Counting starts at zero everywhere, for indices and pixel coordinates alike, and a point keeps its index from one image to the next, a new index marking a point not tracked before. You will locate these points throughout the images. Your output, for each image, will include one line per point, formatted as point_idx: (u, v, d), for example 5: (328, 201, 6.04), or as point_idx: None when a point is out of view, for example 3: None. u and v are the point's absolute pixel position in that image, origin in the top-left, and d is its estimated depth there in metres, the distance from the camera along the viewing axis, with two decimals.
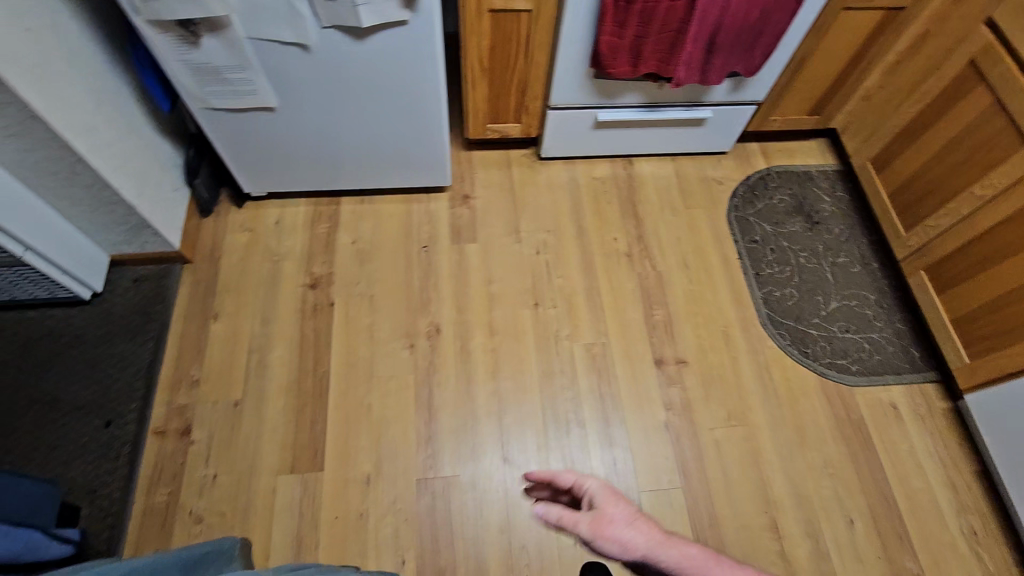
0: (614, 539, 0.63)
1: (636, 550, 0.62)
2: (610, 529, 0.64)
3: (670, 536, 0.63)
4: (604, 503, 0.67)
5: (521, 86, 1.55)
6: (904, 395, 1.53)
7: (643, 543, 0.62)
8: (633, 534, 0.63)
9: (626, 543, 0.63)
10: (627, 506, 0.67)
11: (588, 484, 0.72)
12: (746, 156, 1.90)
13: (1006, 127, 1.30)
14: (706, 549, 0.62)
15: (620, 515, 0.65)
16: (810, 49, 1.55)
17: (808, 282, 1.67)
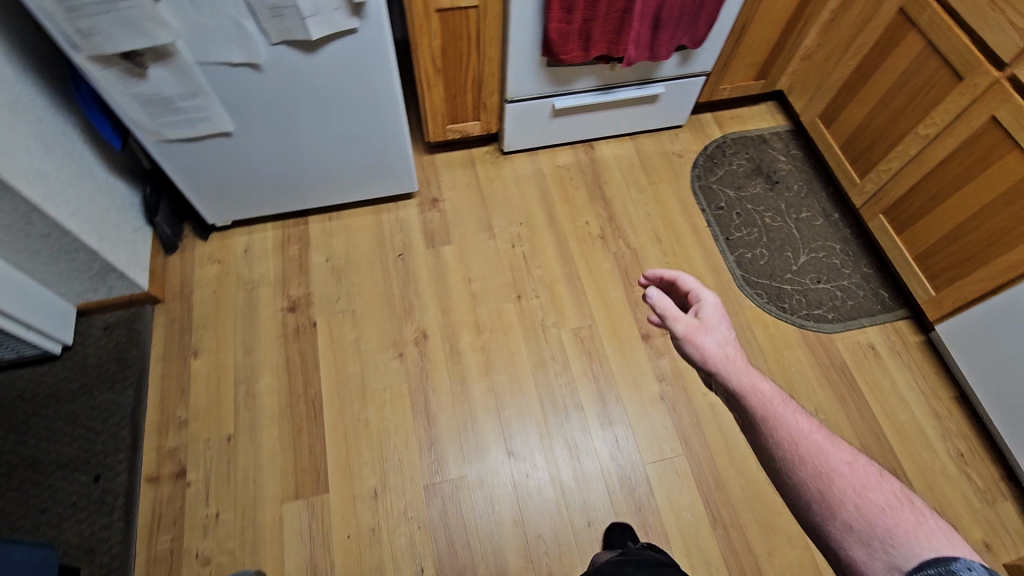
0: (702, 346, 0.82)
1: (712, 361, 0.80)
2: (704, 338, 0.82)
3: (752, 368, 0.79)
4: (710, 321, 0.84)
5: (476, 83, 1.54)
6: (880, 335, 1.59)
7: (729, 364, 0.80)
8: (722, 351, 0.81)
9: (709, 354, 0.81)
10: (727, 332, 0.83)
11: (702, 296, 0.88)
12: (701, 127, 1.95)
13: (941, 67, 1.35)
14: (779, 394, 0.77)
15: (717, 335, 0.82)
16: (750, 15, 1.59)
17: (776, 240, 1.72)
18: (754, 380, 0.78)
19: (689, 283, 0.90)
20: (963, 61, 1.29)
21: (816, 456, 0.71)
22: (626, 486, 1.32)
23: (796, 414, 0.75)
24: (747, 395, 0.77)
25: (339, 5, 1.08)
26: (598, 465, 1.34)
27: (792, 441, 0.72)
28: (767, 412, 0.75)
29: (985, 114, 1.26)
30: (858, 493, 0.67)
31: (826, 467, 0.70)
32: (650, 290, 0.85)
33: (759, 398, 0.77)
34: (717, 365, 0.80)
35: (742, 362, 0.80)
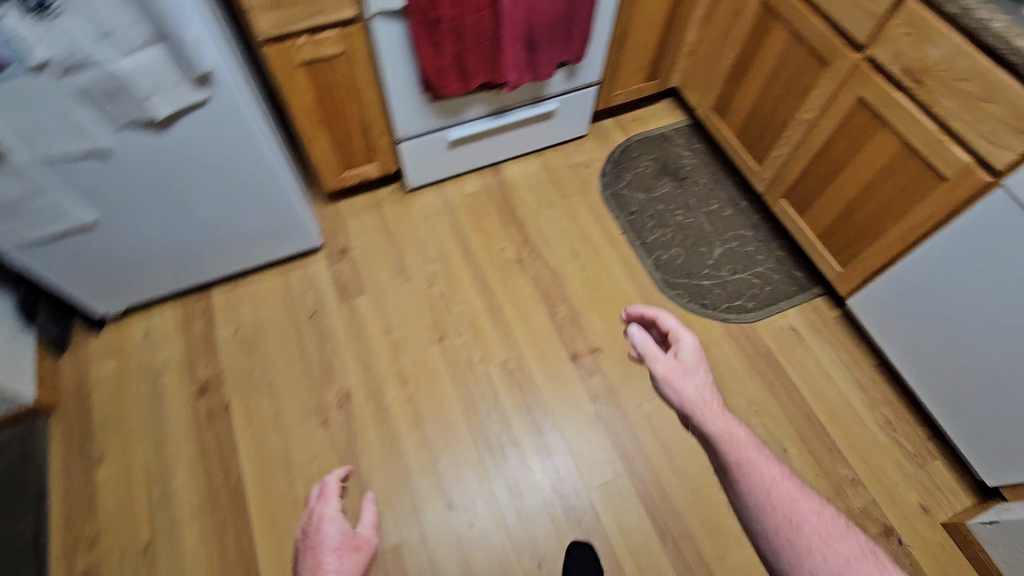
0: (679, 387, 0.88)
1: (687, 403, 0.87)
2: (683, 380, 0.88)
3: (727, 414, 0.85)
4: (688, 364, 0.90)
5: (362, 128, 1.49)
6: (800, 316, 1.63)
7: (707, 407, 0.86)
8: (698, 394, 0.87)
9: (686, 395, 0.87)
10: (704, 374, 0.89)
11: (681, 337, 0.94)
12: (604, 134, 1.95)
13: (808, 54, 1.38)
14: (752, 440, 0.84)
15: (693, 378, 0.88)
16: (626, 22, 1.59)
17: (691, 237, 1.74)
18: (729, 424, 0.84)
19: (670, 324, 0.97)
20: (826, 47, 1.32)
21: (785, 504, 0.78)
22: (572, 518, 1.30)
23: (769, 463, 0.82)
24: (721, 439, 0.84)
25: (180, 79, 1.02)
26: (541, 501, 1.32)
27: (764, 487, 0.79)
28: (741, 458, 0.82)
29: (854, 94, 1.29)
30: (821, 538, 0.74)
31: (794, 515, 0.77)
32: (631, 329, 0.92)
33: (732, 444, 0.83)
34: (693, 408, 0.86)
35: (717, 405, 0.86)
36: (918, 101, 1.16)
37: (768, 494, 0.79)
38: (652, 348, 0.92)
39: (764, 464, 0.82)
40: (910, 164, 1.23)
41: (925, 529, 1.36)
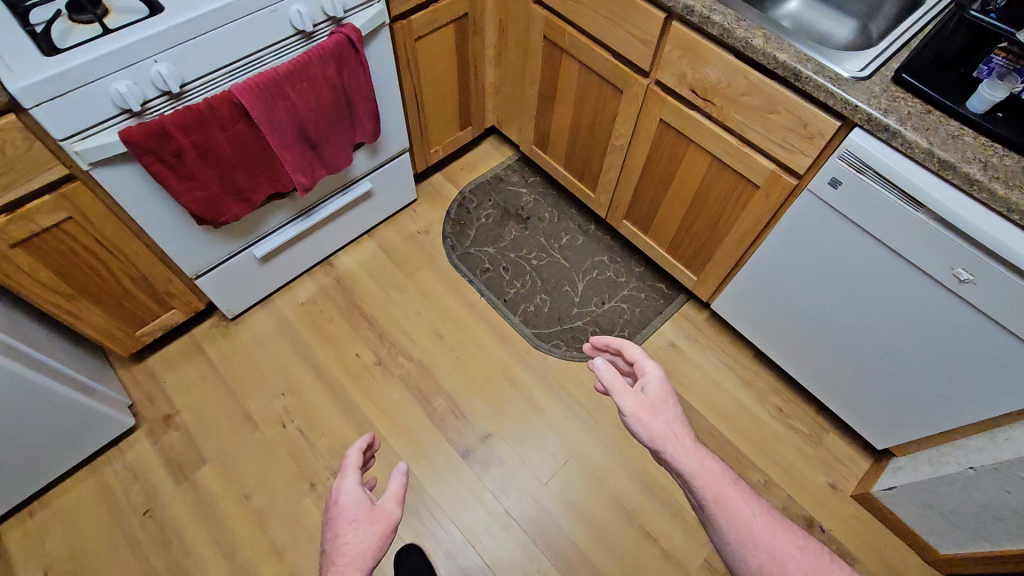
0: (648, 424, 0.81)
1: (658, 440, 0.79)
2: (653, 416, 0.81)
3: (703, 452, 0.80)
4: (656, 398, 0.83)
5: (139, 281, 1.22)
6: (674, 330, 1.61)
7: (678, 440, 0.80)
8: (668, 430, 0.80)
9: (657, 434, 0.80)
10: (674, 408, 0.83)
11: (646, 369, 0.87)
12: (435, 192, 1.81)
13: (602, 84, 1.33)
14: (728, 475, 0.80)
15: (663, 414, 0.81)
16: (417, 84, 1.45)
17: (551, 279, 1.67)
18: (702, 459, 0.79)
19: (634, 353, 0.90)
20: (616, 76, 1.27)
21: (766, 539, 0.75)
22: None
23: (746, 500, 0.78)
24: (696, 477, 0.79)
25: None
26: None
27: (740, 518, 0.76)
28: (717, 494, 0.78)
29: (655, 117, 1.26)
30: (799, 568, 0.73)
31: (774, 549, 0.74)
32: (598, 361, 0.83)
33: (708, 478, 0.78)
34: (665, 445, 0.79)
35: (688, 440, 0.80)
36: (713, 118, 1.14)
37: (751, 529, 0.75)
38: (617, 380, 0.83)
39: (741, 494, 0.79)
40: (726, 176, 1.22)
41: (840, 507, 1.39)
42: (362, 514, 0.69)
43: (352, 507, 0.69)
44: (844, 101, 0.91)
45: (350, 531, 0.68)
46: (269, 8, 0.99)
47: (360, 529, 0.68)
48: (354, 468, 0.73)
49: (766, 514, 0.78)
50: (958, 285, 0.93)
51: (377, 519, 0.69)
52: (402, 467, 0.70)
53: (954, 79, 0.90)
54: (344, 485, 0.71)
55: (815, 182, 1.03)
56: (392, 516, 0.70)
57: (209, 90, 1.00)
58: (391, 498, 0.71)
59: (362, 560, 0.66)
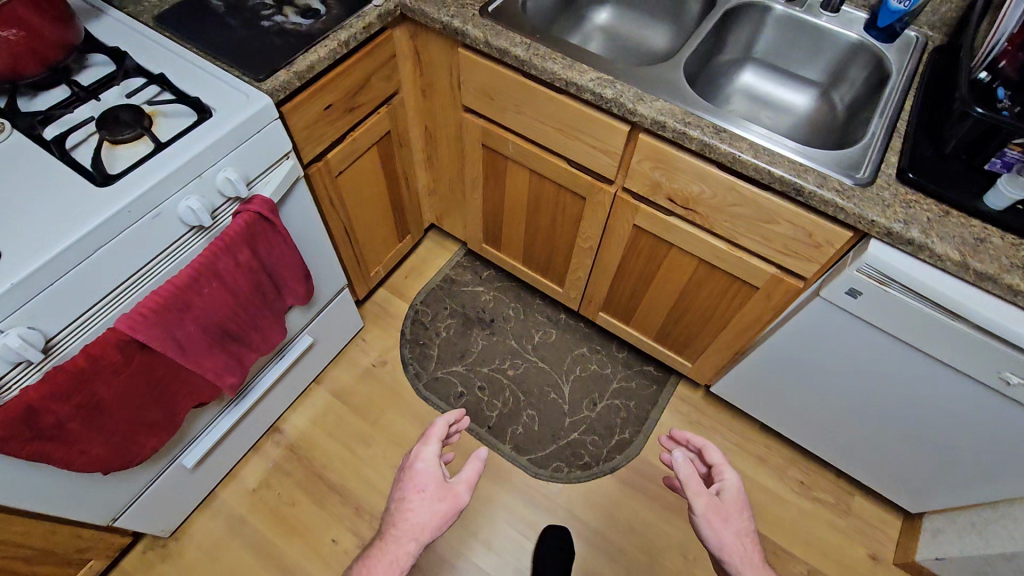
0: (718, 530, 0.74)
1: (727, 552, 0.73)
2: (725, 522, 0.75)
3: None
4: (731, 504, 0.78)
5: (35, 556, 0.94)
6: (675, 416, 1.49)
7: (747, 553, 0.72)
8: (742, 544, 0.73)
9: (726, 543, 0.73)
10: (746, 521, 0.76)
11: (727, 477, 0.82)
12: (382, 311, 1.60)
13: (559, 189, 1.18)
14: None
15: (736, 525, 0.75)
16: (345, 217, 1.24)
17: (533, 389, 1.51)
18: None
19: (715, 457, 0.87)
20: (575, 183, 1.13)
21: None
22: None
23: None
24: None
25: None
26: None
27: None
28: None
29: (626, 222, 1.13)
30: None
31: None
32: (678, 455, 0.79)
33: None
34: (730, 555, 0.73)
35: (759, 561, 0.73)
36: (697, 224, 1.02)
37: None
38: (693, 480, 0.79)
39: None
40: (716, 276, 1.10)
41: None
42: (431, 485, 0.76)
43: (426, 474, 0.77)
44: (856, 215, 0.81)
45: (415, 498, 0.75)
46: (147, 217, 0.76)
47: (426, 502, 0.75)
48: (437, 440, 0.81)
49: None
50: (1005, 386, 0.85)
51: (447, 497, 0.75)
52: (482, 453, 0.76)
53: (961, 174, 0.82)
54: (424, 453, 0.80)
55: (829, 290, 0.92)
56: (462, 499, 0.76)
57: (85, 334, 0.76)
58: (464, 480, 0.76)
59: (421, 532, 0.72)
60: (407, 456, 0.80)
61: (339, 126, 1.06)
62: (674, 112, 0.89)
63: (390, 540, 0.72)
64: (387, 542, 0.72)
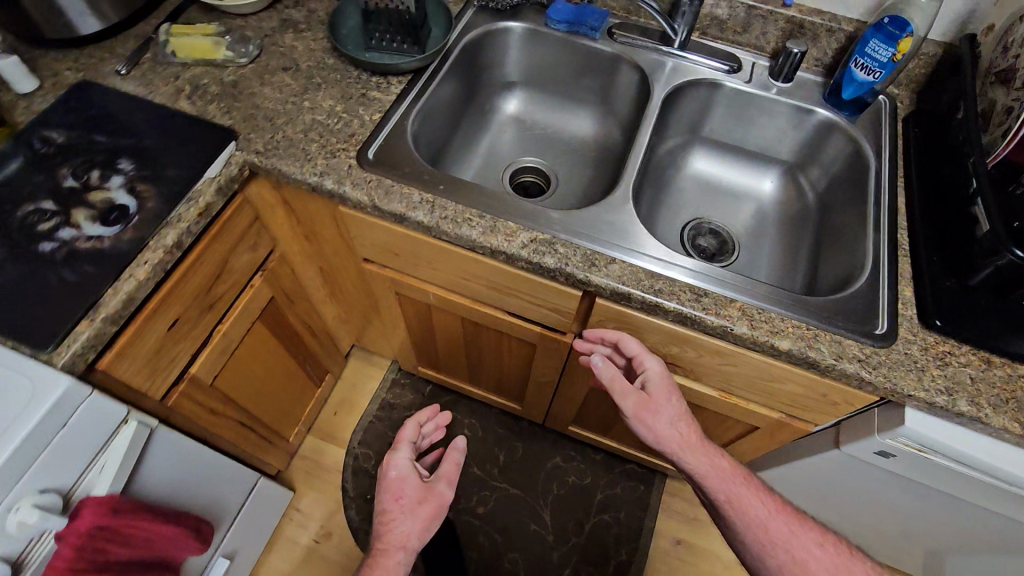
0: (652, 425, 0.75)
1: (665, 437, 0.75)
2: (654, 412, 0.75)
3: (708, 444, 0.76)
4: (657, 393, 0.75)
5: None
6: (670, 517, 1.33)
7: (681, 440, 0.75)
8: (676, 430, 0.74)
9: (662, 436, 0.75)
10: (678, 402, 0.76)
11: (650, 363, 0.77)
12: (315, 466, 1.34)
13: (501, 335, 0.96)
14: (735, 469, 0.77)
15: (668, 414, 0.75)
16: (238, 413, 0.97)
17: (510, 522, 1.31)
18: (705, 457, 0.75)
19: (631, 349, 0.76)
20: (521, 333, 0.91)
21: (788, 540, 0.72)
22: None
23: (759, 501, 0.74)
24: (706, 471, 0.75)
25: None
26: None
27: (751, 506, 0.74)
28: (730, 494, 0.74)
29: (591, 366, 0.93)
30: (803, 552, 0.71)
31: (780, 543, 0.72)
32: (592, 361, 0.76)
33: (715, 474, 0.75)
34: (668, 445, 0.75)
35: (697, 440, 0.75)
36: (680, 375, 0.83)
37: (767, 522, 0.73)
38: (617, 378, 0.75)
39: (752, 492, 0.75)
40: (706, 413, 0.92)
41: None
42: (409, 487, 0.77)
43: (404, 480, 0.77)
44: (887, 389, 0.64)
45: (398, 503, 0.75)
46: None
47: (408, 510, 0.75)
48: (408, 444, 0.80)
49: (769, 499, 0.76)
50: None
51: (427, 500, 0.76)
52: (459, 446, 0.80)
53: (996, 316, 0.67)
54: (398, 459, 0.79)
55: (853, 447, 0.76)
56: (447, 498, 0.77)
57: None
58: (443, 476, 0.79)
59: (412, 539, 0.73)
60: (381, 465, 0.78)
61: (197, 335, 0.78)
62: (639, 278, 0.69)
63: (383, 548, 0.72)
64: (375, 561, 0.71)
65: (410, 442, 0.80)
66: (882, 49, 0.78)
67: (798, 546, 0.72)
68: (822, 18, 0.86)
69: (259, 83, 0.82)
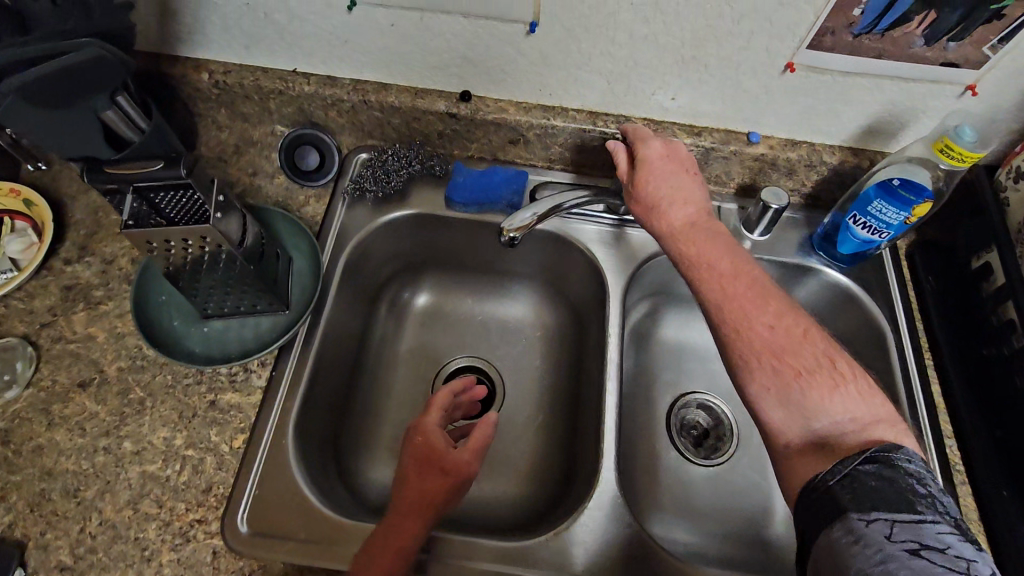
0: (640, 207, 0.58)
1: (654, 221, 0.57)
2: (643, 197, 0.58)
3: (700, 227, 0.55)
4: (652, 167, 0.58)
5: None
6: None
7: (670, 224, 0.56)
8: (662, 214, 0.56)
9: (650, 215, 0.57)
10: (681, 172, 0.58)
11: (656, 140, 0.59)
12: None
13: None
14: (743, 268, 0.53)
15: (659, 175, 0.57)
16: None
17: None
18: (696, 248, 0.54)
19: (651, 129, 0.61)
20: None
21: (800, 374, 0.48)
22: None
23: (760, 309, 0.51)
24: (685, 261, 0.55)
25: None
26: None
27: (732, 304, 0.51)
28: (707, 280, 0.53)
29: None
30: (787, 361, 0.48)
31: (756, 343, 0.49)
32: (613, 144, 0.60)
33: (695, 268, 0.54)
34: (657, 226, 0.57)
35: (691, 218, 0.56)
36: None
37: (750, 337, 0.49)
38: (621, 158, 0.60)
39: (740, 294, 0.51)
40: None
41: None
42: (432, 457, 0.53)
43: (428, 442, 0.53)
44: None
45: (417, 474, 0.51)
46: None
47: (420, 474, 0.51)
48: (440, 409, 0.58)
49: (764, 296, 0.51)
50: None
51: (450, 470, 0.52)
52: (490, 416, 0.55)
53: None
54: (426, 423, 0.56)
55: None
56: (468, 473, 0.53)
57: None
58: (472, 445, 0.54)
59: (432, 503, 0.50)
60: (409, 429, 0.56)
61: None
62: None
63: (393, 518, 0.50)
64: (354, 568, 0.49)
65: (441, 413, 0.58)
66: (891, 212, 0.59)
67: (780, 349, 0.49)
68: (798, 153, 0.66)
69: (45, 424, 0.54)
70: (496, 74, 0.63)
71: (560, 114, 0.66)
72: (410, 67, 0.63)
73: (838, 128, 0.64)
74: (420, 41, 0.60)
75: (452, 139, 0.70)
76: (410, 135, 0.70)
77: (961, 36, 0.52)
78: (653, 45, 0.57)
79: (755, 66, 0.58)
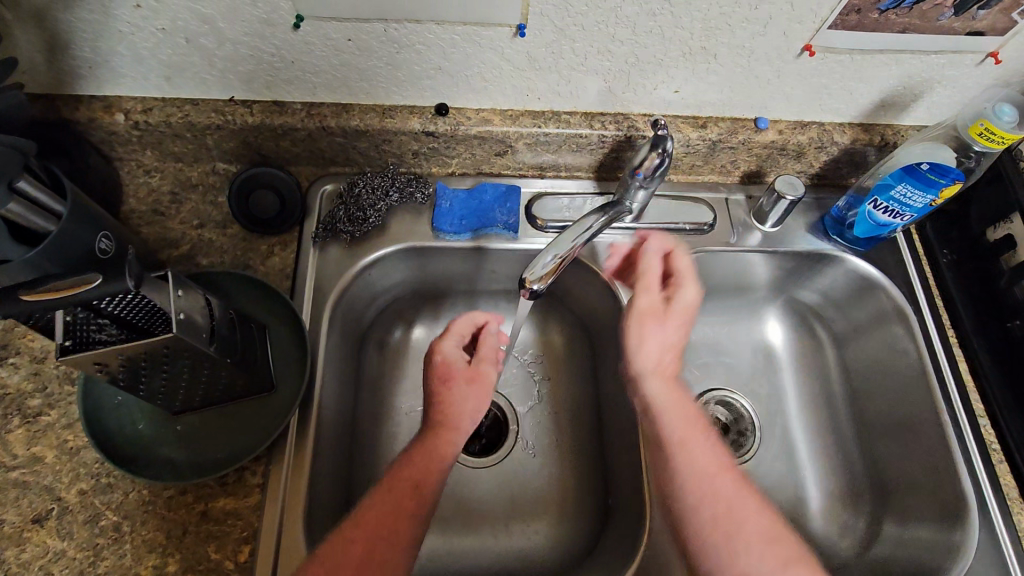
0: (645, 334, 0.55)
1: (638, 361, 0.54)
2: (660, 330, 0.55)
3: (683, 403, 0.53)
4: (676, 313, 0.55)
5: None
6: None
7: (650, 355, 0.54)
8: (654, 354, 0.54)
9: (647, 349, 0.54)
10: (686, 334, 0.56)
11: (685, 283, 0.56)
12: None
13: None
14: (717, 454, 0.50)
15: (669, 330, 0.55)
16: None
17: None
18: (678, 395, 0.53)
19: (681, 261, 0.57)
20: None
21: (757, 528, 0.46)
22: None
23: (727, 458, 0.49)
24: (667, 406, 0.52)
25: None
26: None
27: (697, 441, 0.50)
28: (682, 425, 0.51)
29: None
30: (748, 519, 0.46)
31: (714, 495, 0.47)
32: (651, 244, 0.58)
33: (680, 410, 0.52)
34: (641, 370, 0.54)
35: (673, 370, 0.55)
36: None
37: (736, 512, 0.46)
38: (650, 270, 0.57)
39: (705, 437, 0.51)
40: None
41: None
42: (454, 372, 0.54)
43: (446, 360, 0.55)
44: None
45: (443, 389, 0.53)
46: None
47: (450, 389, 0.53)
48: (456, 333, 0.57)
49: (743, 493, 0.48)
50: None
51: (478, 380, 0.55)
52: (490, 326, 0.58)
53: None
54: (445, 343, 0.56)
55: None
56: (487, 381, 0.55)
57: None
58: (485, 356, 0.56)
59: (455, 416, 0.52)
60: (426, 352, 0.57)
61: None
62: None
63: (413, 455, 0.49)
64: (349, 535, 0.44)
65: (458, 336, 0.58)
66: (916, 196, 0.56)
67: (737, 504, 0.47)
68: (809, 136, 0.61)
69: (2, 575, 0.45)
70: (476, 82, 0.54)
71: (552, 119, 0.58)
72: (372, 83, 0.53)
73: (852, 106, 0.59)
74: (384, 54, 0.50)
75: (428, 156, 0.61)
76: (379, 156, 0.60)
77: (991, 3, 0.47)
78: (658, 38, 0.49)
79: (769, 52, 0.52)
